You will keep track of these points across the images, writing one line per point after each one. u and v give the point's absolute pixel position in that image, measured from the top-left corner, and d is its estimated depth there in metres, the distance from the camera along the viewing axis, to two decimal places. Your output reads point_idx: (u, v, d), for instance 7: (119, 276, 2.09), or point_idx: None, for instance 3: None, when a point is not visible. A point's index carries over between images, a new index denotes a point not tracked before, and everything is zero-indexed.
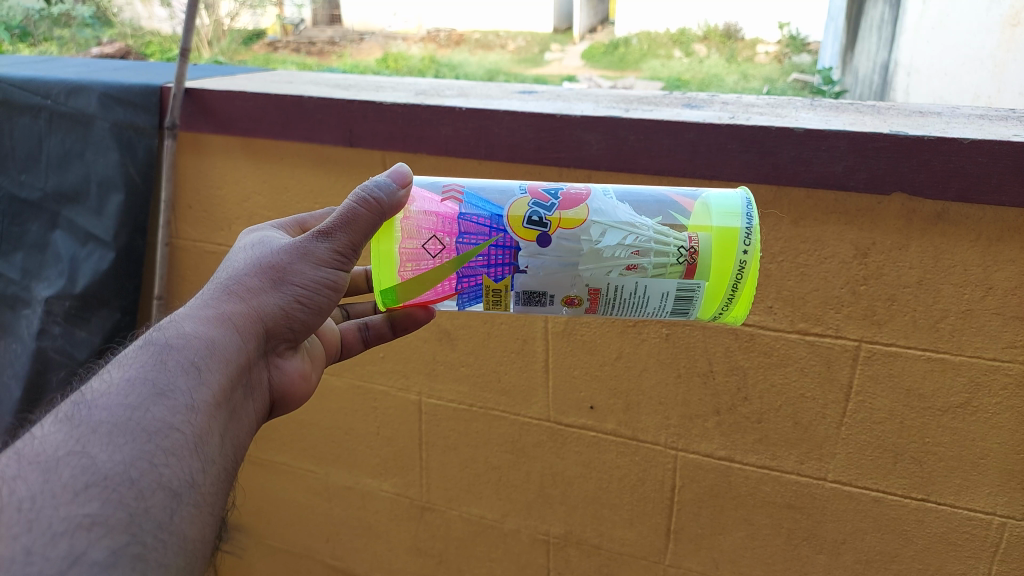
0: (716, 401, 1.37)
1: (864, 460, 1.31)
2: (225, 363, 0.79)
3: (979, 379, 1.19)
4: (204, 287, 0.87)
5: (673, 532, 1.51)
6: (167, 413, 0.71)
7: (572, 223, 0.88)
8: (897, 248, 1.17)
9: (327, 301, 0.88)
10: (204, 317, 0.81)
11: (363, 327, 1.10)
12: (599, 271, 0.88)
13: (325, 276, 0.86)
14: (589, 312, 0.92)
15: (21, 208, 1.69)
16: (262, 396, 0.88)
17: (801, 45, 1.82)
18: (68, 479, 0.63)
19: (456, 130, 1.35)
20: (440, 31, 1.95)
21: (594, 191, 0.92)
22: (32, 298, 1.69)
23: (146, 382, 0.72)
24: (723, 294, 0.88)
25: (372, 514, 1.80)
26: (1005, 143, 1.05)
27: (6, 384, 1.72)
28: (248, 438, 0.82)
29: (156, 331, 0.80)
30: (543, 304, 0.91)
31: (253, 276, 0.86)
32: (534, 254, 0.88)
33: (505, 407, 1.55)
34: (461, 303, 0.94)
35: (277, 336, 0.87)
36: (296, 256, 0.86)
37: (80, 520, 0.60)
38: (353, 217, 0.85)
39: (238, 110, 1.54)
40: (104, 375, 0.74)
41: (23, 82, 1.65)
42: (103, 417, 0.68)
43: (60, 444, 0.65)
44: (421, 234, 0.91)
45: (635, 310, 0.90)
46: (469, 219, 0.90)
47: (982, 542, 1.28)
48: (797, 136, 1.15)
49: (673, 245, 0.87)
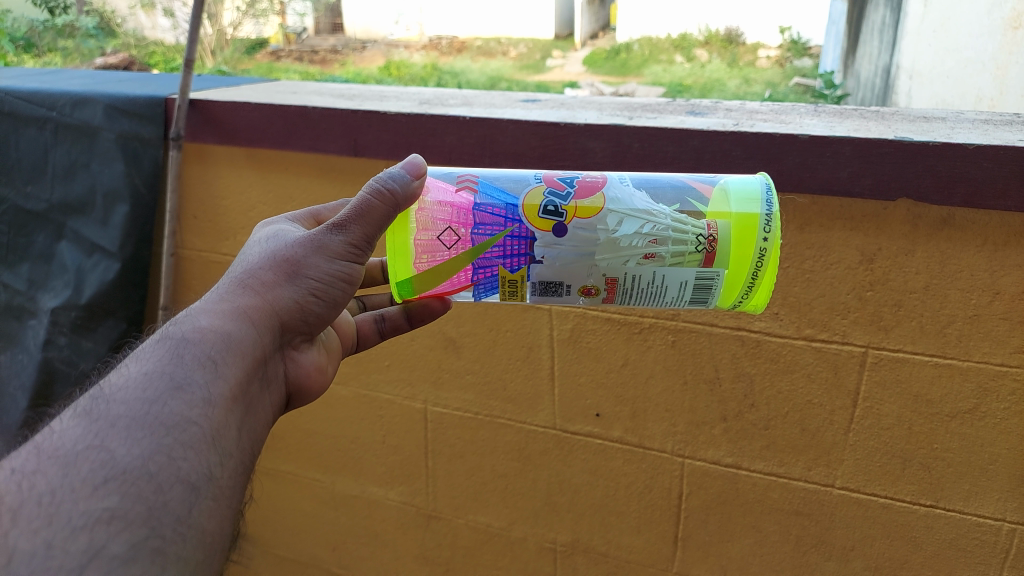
0: (723, 409, 1.37)
1: (872, 466, 1.31)
2: (241, 357, 0.79)
3: (988, 384, 1.19)
4: (219, 281, 0.87)
5: (680, 539, 1.50)
6: (185, 407, 0.71)
7: (588, 211, 0.88)
8: (904, 253, 1.17)
9: (341, 294, 0.88)
10: (219, 311, 0.81)
11: (379, 318, 1.10)
12: (616, 260, 0.88)
13: (339, 269, 0.86)
14: (607, 302, 0.92)
15: (26, 219, 1.71)
16: (278, 389, 0.88)
17: (802, 50, 1.85)
18: (87, 473, 0.62)
19: (461, 139, 1.35)
20: (442, 39, 1.94)
21: (610, 178, 0.92)
22: (39, 308, 1.71)
23: (163, 376, 0.73)
24: (742, 282, 0.88)
25: (379, 522, 1.80)
26: (1010, 148, 1.04)
27: (12, 395, 1.73)
28: (264, 432, 0.83)
29: (172, 325, 0.80)
30: (559, 295, 0.91)
31: (268, 270, 0.86)
32: (550, 245, 0.88)
33: (511, 415, 1.55)
34: (477, 294, 0.94)
35: (291, 329, 0.87)
36: (310, 249, 0.86)
37: (99, 514, 0.60)
38: (367, 209, 0.85)
39: (242, 120, 1.55)
40: (122, 370, 0.74)
41: (29, 93, 1.66)
42: (121, 411, 0.68)
43: (79, 438, 0.65)
44: (436, 225, 0.91)
45: (654, 299, 0.90)
46: (485, 209, 0.90)
47: (992, 548, 1.27)
48: (801, 142, 1.15)
49: (691, 233, 0.87)
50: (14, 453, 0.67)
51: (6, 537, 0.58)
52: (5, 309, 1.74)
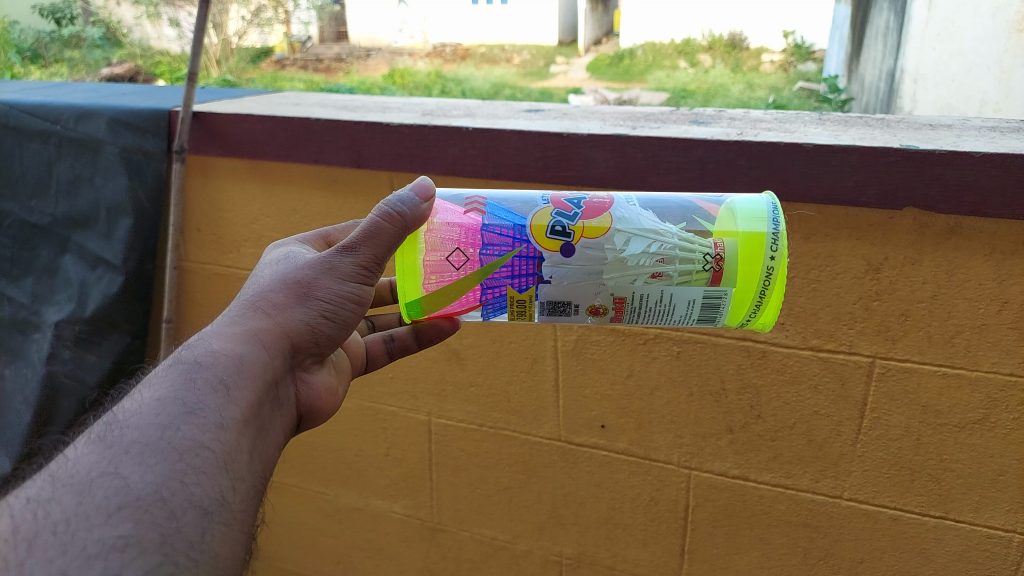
0: (729, 419, 1.36)
1: (881, 478, 1.29)
2: (252, 379, 0.79)
3: (997, 395, 1.17)
4: (230, 303, 0.87)
5: (686, 552, 1.49)
6: (197, 431, 0.70)
7: (596, 231, 0.87)
8: (911, 263, 1.16)
9: (352, 315, 0.87)
10: (230, 334, 0.81)
11: (389, 339, 1.09)
12: (624, 279, 0.87)
13: (349, 290, 0.85)
14: (615, 321, 0.91)
15: (31, 233, 1.71)
16: (290, 411, 0.87)
17: (806, 54, 1.76)
18: (101, 500, 0.62)
19: (463, 150, 1.35)
20: (445, 45, 1.90)
21: (617, 198, 0.91)
22: (43, 322, 1.71)
23: (175, 401, 0.72)
24: (750, 299, 0.88)
25: (384, 535, 1.79)
26: (1018, 156, 1.03)
27: (16, 409, 1.73)
28: (277, 454, 0.82)
29: (184, 349, 0.79)
30: (567, 314, 0.90)
31: (279, 292, 0.85)
32: (558, 264, 0.87)
33: (515, 427, 1.54)
34: (486, 313, 0.93)
35: (303, 351, 0.86)
36: (321, 271, 0.85)
37: (113, 542, 0.60)
38: (377, 231, 0.84)
39: (245, 133, 1.55)
40: (135, 395, 0.74)
41: (33, 107, 1.67)
42: (135, 437, 0.68)
43: (93, 465, 0.65)
44: (444, 246, 0.91)
45: (662, 317, 0.89)
46: (493, 230, 0.89)
47: (1003, 559, 1.25)
48: (806, 152, 1.14)
49: (698, 253, 0.86)
50: (29, 481, 0.67)
51: (23, 566, 0.59)
52: (10, 322, 1.75)
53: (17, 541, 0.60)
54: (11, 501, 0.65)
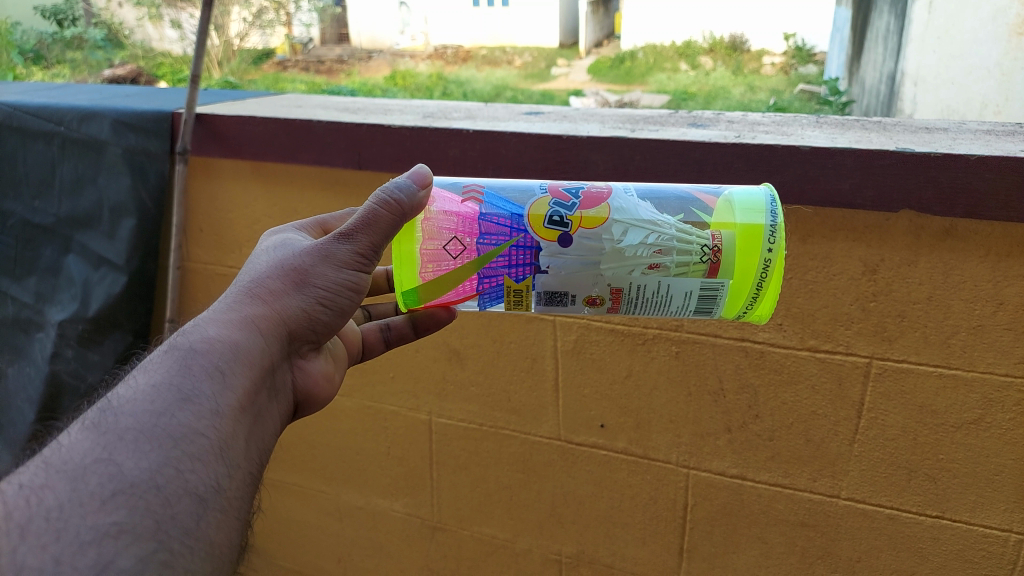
0: (727, 419, 1.37)
1: (877, 477, 1.30)
2: (248, 366, 0.80)
3: (993, 396, 1.18)
4: (227, 290, 0.88)
5: (685, 551, 1.50)
6: (193, 419, 0.72)
7: (593, 222, 0.88)
8: (907, 264, 1.17)
9: (349, 303, 0.88)
10: (226, 320, 0.82)
11: (384, 328, 1.10)
12: (622, 270, 0.88)
13: (347, 278, 0.87)
14: (612, 311, 0.92)
15: (34, 233, 1.73)
16: (286, 398, 0.88)
17: (808, 56, 1.71)
18: (95, 487, 0.63)
19: (463, 152, 1.36)
20: (447, 47, 1.88)
21: (615, 189, 0.92)
22: (46, 321, 1.73)
23: (171, 388, 0.73)
24: (746, 292, 0.89)
25: (384, 534, 1.80)
26: (1012, 158, 1.04)
27: (20, 407, 1.75)
28: (272, 441, 0.83)
29: (179, 335, 0.80)
30: (564, 304, 0.91)
31: (275, 279, 0.86)
32: (555, 255, 0.88)
33: (515, 426, 1.55)
34: (483, 303, 0.94)
35: (299, 338, 0.87)
36: (318, 259, 0.86)
37: (107, 529, 0.61)
38: (375, 218, 0.85)
39: (248, 134, 1.56)
40: (130, 381, 0.75)
41: (36, 108, 1.68)
42: (129, 423, 0.69)
43: (87, 451, 0.66)
44: (442, 235, 0.92)
45: (658, 308, 0.91)
46: (490, 219, 0.90)
47: (999, 559, 1.27)
48: (803, 154, 1.15)
49: (696, 244, 0.87)
50: (23, 467, 0.67)
51: (15, 553, 0.59)
52: (13, 321, 1.77)
53: (9, 527, 0.60)
54: (2, 486, 0.64)
